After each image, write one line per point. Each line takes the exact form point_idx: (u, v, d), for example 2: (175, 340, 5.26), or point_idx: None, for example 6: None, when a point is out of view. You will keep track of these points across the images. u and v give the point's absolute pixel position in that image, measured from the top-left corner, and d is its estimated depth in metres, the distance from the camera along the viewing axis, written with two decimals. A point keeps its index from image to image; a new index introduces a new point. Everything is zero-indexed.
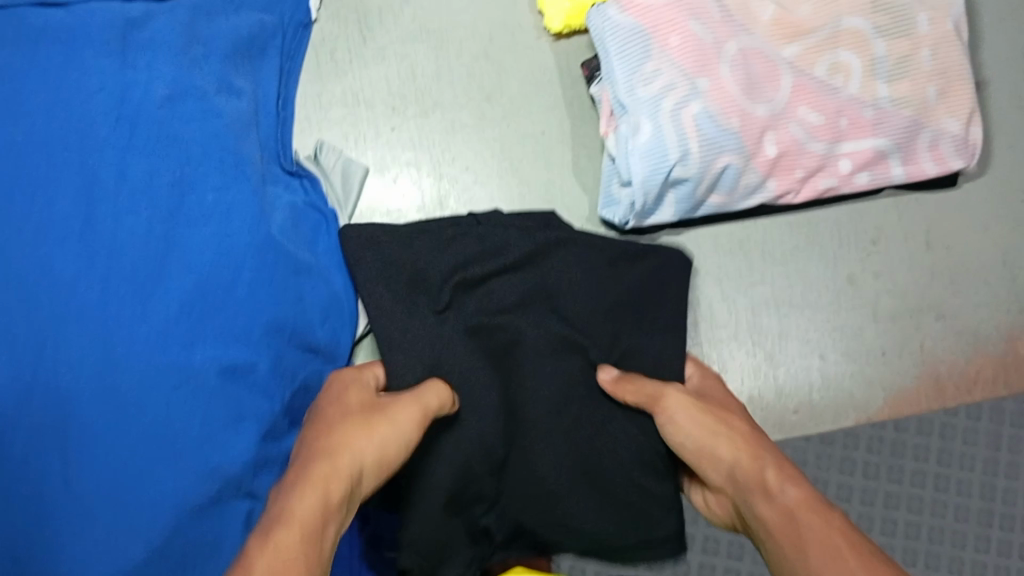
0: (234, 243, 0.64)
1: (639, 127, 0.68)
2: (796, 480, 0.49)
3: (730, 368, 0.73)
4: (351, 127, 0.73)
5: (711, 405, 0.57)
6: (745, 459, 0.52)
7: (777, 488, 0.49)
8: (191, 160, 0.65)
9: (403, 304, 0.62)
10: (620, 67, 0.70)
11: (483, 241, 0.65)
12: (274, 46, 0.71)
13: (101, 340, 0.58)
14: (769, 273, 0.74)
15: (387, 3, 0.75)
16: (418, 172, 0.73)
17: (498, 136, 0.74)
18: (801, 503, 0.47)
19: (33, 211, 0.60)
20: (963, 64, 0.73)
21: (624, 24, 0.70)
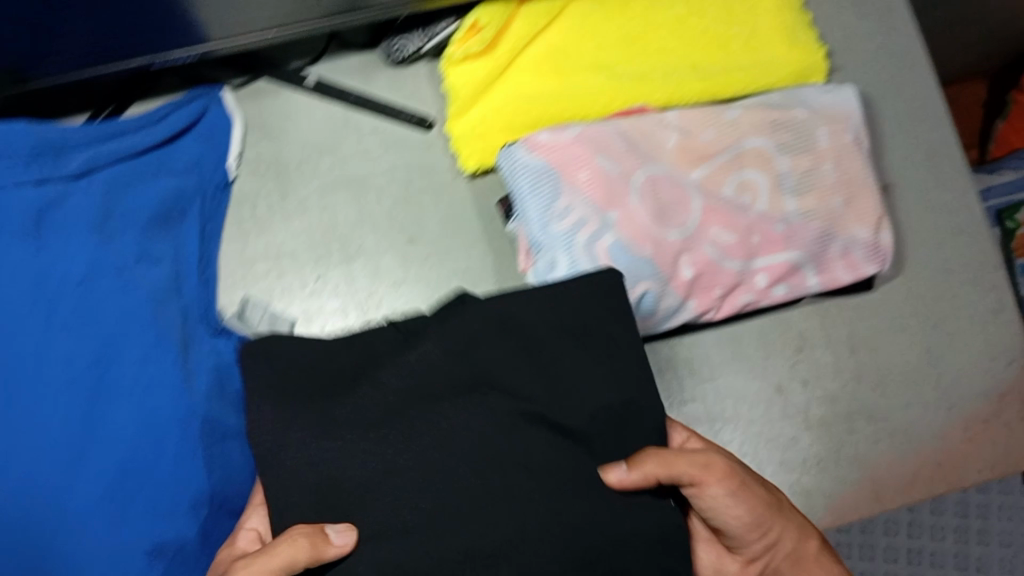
0: (157, 418, 0.66)
1: (556, 263, 0.70)
2: (809, 535, 0.64)
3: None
4: (276, 281, 0.73)
5: (740, 469, 0.60)
6: (779, 527, 0.62)
7: (806, 561, 0.63)
8: (109, 337, 0.67)
9: (301, 409, 0.51)
10: (533, 205, 0.71)
11: (417, 360, 0.53)
12: (194, 209, 0.73)
13: (26, 524, 0.63)
14: (700, 390, 0.75)
15: (306, 155, 0.76)
16: (345, 320, 0.74)
17: (423, 277, 0.75)
18: (811, 552, 0.64)
19: None
20: (864, 174, 0.75)
21: (533, 164, 0.71)
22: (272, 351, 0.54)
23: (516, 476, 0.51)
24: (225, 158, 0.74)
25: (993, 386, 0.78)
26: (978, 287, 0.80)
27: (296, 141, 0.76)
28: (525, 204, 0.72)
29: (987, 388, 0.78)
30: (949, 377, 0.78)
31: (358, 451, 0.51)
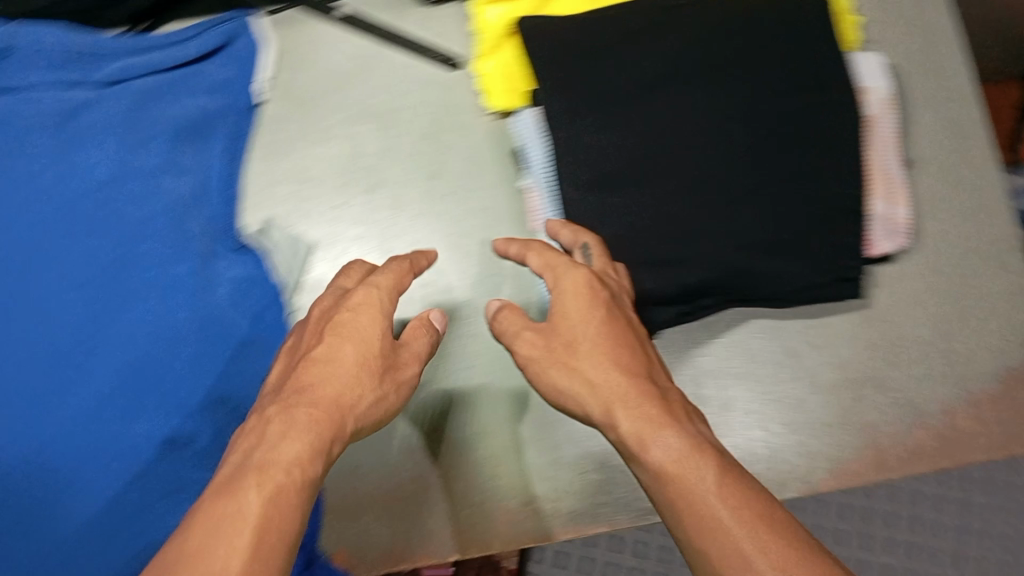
0: (171, 321, 0.68)
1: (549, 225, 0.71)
2: (657, 431, 0.50)
3: (586, 473, 0.71)
4: (296, 204, 0.74)
5: (561, 329, 0.57)
6: (599, 396, 0.54)
7: (647, 445, 0.50)
8: (127, 238, 0.70)
9: (583, 52, 0.72)
10: (536, 159, 0.72)
11: (661, 60, 0.72)
12: (221, 127, 0.74)
13: (33, 406, 0.65)
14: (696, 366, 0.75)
15: (327, 88, 0.77)
16: (364, 248, 0.74)
17: (442, 213, 0.75)
18: (667, 457, 0.49)
19: None
20: (879, 147, 0.77)
21: (533, 126, 0.72)
22: (540, 24, 0.72)
23: (723, 140, 0.70)
24: (252, 81, 0.75)
25: (1005, 365, 0.77)
26: (1000, 268, 0.79)
27: (320, 73, 0.77)
28: (543, 153, 0.71)
29: (1000, 367, 0.77)
30: (961, 355, 0.77)
31: (617, 122, 0.70)
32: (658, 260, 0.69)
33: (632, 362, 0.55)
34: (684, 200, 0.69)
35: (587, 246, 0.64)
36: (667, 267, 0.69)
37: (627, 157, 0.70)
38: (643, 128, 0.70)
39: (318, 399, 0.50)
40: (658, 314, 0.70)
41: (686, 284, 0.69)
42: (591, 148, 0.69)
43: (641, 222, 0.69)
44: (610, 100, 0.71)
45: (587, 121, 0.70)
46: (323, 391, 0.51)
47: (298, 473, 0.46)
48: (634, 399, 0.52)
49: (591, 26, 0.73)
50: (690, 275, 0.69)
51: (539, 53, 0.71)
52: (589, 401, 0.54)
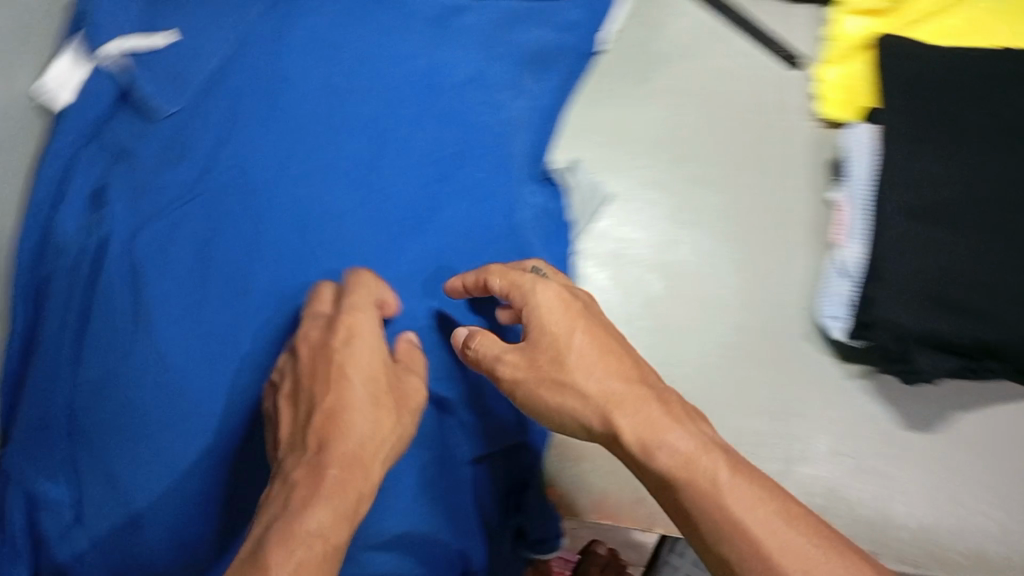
0: (488, 225, 0.66)
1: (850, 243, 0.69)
2: (663, 435, 0.48)
3: (811, 495, 0.70)
4: (608, 152, 0.76)
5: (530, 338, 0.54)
6: (581, 407, 0.51)
7: (654, 448, 0.48)
8: (468, 138, 0.67)
9: (942, 82, 0.70)
10: (862, 174, 0.70)
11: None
12: (562, 64, 0.75)
13: (349, 268, 0.61)
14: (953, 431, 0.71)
15: (672, 53, 0.80)
16: (656, 213, 0.75)
17: (741, 200, 0.75)
18: (679, 459, 0.47)
19: (309, 139, 0.63)
20: None
21: (866, 143, 0.71)
22: (902, 44, 0.72)
23: None
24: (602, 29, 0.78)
25: None
26: None
27: (667, 38, 0.80)
28: (868, 172, 0.70)
29: None
30: None
31: (955, 155, 0.67)
32: (948, 303, 0.64)
33: (570, 348, 0.52)
34: (996, 251, 0.65)
35: (537, 270, 0.58)
36: (954, 313, 0.64)
37: (952, 192, 0.66)
38: (977, 170, 0.67)
39: (336, 454, 0.48)
40: (926, 359, 0.65)
41: (965, 337, 0.64)
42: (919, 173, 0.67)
43: (945, 260, 0.65)
44: (957, 132, 0.68)
45: (920, 146, 0.68)
46: (351, 436, 0.49)
47: (340, 537, 0.45)
48: (633, 405, 0.50)
49: (961, 58, 0.70)
50: (977, 329, 0.64)
51: (887, 74, 0.71)
52: (591, 415, 0.51)
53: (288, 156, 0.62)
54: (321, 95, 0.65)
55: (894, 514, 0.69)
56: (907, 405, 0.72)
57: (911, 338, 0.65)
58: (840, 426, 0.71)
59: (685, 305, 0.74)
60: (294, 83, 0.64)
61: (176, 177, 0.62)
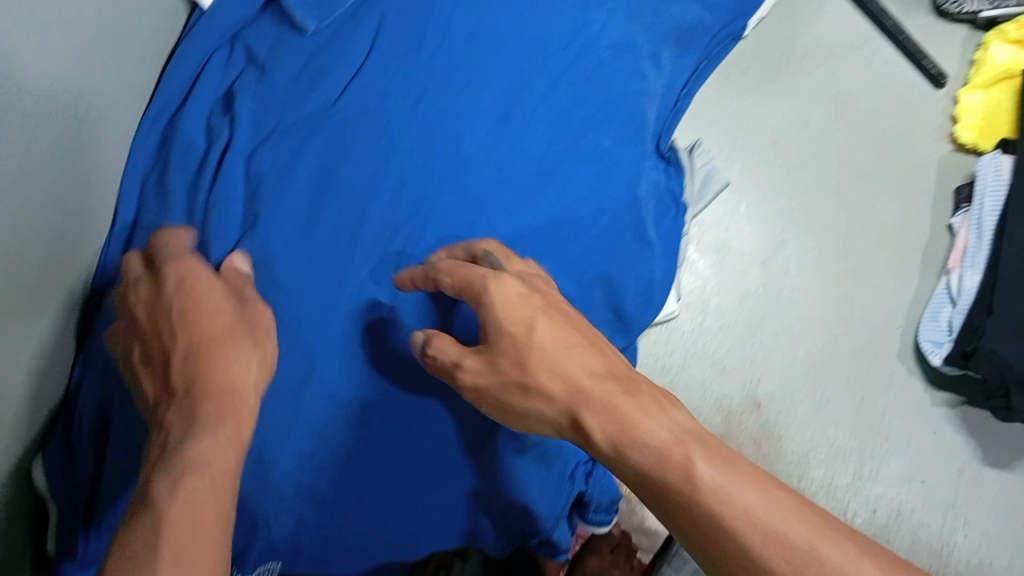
0: (610, 194, 0.62)
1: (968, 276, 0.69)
2: (629, 425, 0.37)
3: (875, 513, 0.69)
4: (730, 139, 0.77)
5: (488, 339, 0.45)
6: (551, 410, 0.40)
7: (625, 437, 0.37)
8: (606, 106, 0.63)
9: None
10: (989, 206, 0.70)
11: None
12: (700, 45, 0.72)
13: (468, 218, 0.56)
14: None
15: (815, 50, 0.79)
16: (769, 208, 0.75)
17: (856, 209, 0.75)
18: (654, 448, 0.36)
19: (467, 83, 0.58)
20: None
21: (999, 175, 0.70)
22: None
23: None
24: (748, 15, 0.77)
25: None
26: None
27: (812, 34, 0.79)
28: (992, 203, 0.70)
29: None
30: None
31: None
32: None
33: (523, 338, 0.42)
34: None
35: (489, 255, 0.48)
36: None
37: None
38: None
39: (211, 384, 0.37)
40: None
41: None
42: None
43: None
44: None
45: None
46: (210, 409, 0.36)
47: (229, 466, 0.35)
48: (600, 399, 0.39)
49: None
50: None
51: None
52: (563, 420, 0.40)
53: (427, 92, 0.57)
54: (468, 40, 0.59)
55: (956, 546, 0.69)
56: (987, 441, 0.71)
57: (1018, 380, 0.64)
58: (915, 450, 0.71)
59: (783, 304, 0.73)
60: (454, 20, 0.59)
61: (307, 96, 0.55)
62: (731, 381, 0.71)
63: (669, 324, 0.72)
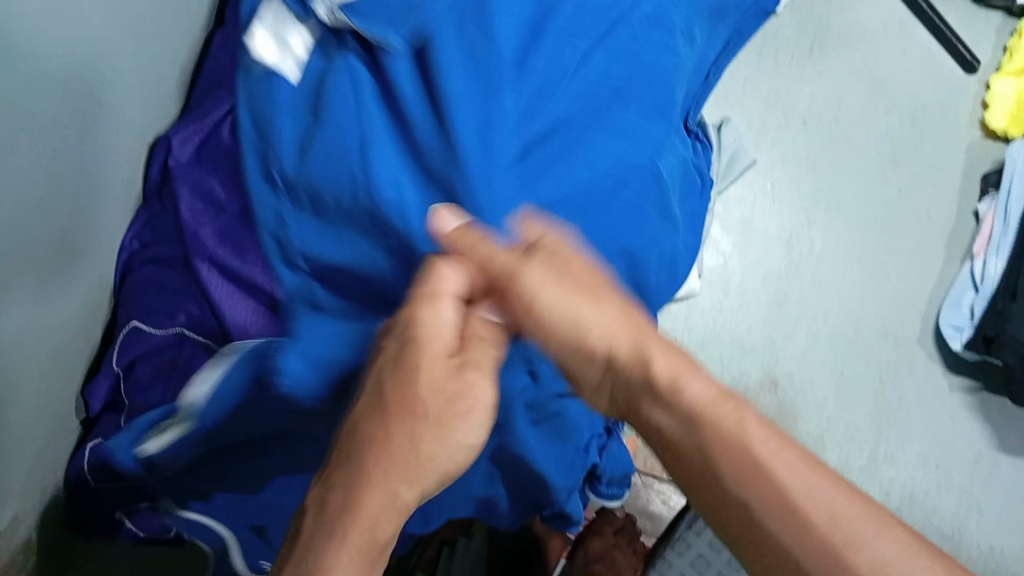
0: (641, 164, 0.57)
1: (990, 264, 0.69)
2: (687, 365, 0.35)
3: (889, 495, 0.69)
4: (758, 120, 0.77)
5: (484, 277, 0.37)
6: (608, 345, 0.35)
7: (678, 402, 0.34)
8: (639, 77, 0.58)
9: None
10: (1016, 193, 0.70)
11: None
12: (733, 21, 0.72)
13: None
14: None
15: (849, 34, 0.79)
16: (796, 188, 0.75)
17: (881, 193, 0.75)
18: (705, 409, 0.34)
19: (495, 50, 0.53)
20: None
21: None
22: None
23: None
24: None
25: None
26: None
27: (847, 18, 0.80)
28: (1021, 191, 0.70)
29: None
30: None
31: None
32: None
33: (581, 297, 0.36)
34: None
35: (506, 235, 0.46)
36: None
37: None
38: None
39: (363, 479, 0.34)
40: None
41: None
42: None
43: None
44: None
45: None
46: (375, 475, 0.34)
47: (377, 541, 0.34)
48: (642, 341, 0.36)
49: None
50: None
51: None
52: (661, 420, 0.35)
53: None
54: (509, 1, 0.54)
55: (970, 531, 0.69)
56: (1005, 426, 0.71)
57: None
58: (932, 433, 0.71)
59: (807, 286, 0.73)
60: None
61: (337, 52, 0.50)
62: (749, 360, 0.71)
63: (689, 301, 0.73)
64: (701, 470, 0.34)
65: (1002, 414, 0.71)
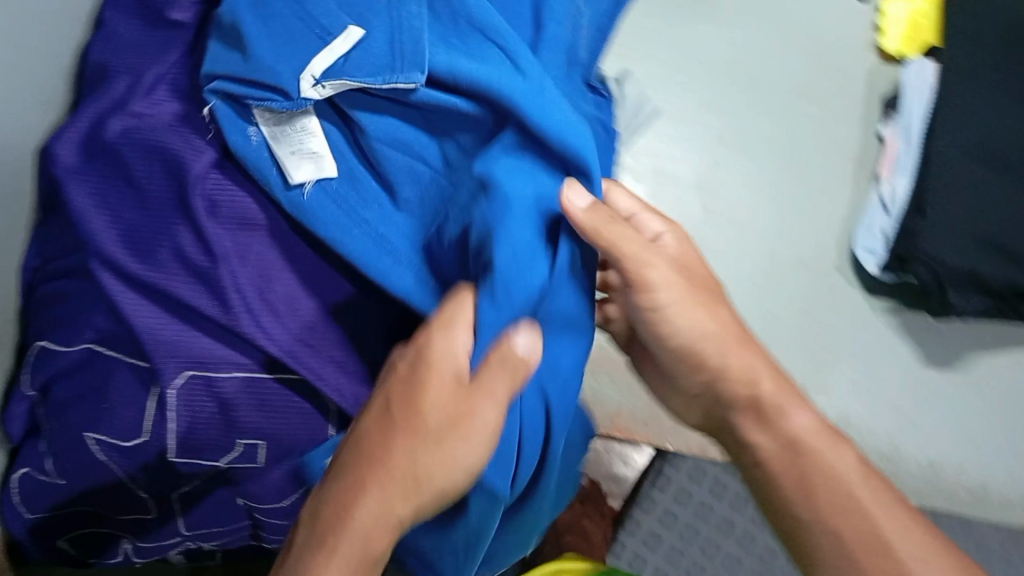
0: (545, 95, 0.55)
1: (897, 185, 0.70)
2: (800, 403, 0.50)
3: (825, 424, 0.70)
4: (658, 68, 0.77)
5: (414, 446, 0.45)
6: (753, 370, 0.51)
7: (785, 418, 0.49)
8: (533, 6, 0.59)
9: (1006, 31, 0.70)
10: (916, 113, 0.71)
11: None
12: None
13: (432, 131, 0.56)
14: (976, 370, 0.72)
15: None
16: (702, 132, 0.75)
17: (787, 128, 0.75)
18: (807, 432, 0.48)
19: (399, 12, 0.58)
20: None
21: (922, 83, 0.71)
22: None
23: None
24: None
25: None
26: None
27: None
28: (924, 112, 0.70)
29: None
30: None
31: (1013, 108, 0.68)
32: (996, 244, 0.65)
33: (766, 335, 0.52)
34: None
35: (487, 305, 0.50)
36: (1002, 258, 0.65)
37: (1006, 140, 0.68)
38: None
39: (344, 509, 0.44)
40: (967, 300, 0.66)
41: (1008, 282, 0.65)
42: (992, 126, 0.68)
43: (993, 206, 0.66)
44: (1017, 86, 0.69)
45: (980, 92, 0.69)
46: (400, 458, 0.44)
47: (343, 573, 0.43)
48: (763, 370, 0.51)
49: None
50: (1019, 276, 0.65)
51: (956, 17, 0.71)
52: (763, 438, 0.49)
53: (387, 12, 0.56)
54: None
55: (906, 449, 0.71)
56: (929, 341, 0.72)
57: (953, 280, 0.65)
58: (861, 359, 0.72)
59: (723, 228, 0.73)
60: None
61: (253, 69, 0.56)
62: None
63: None
64: (801, 497, 0.46)
65: (925, 330, 0.73)
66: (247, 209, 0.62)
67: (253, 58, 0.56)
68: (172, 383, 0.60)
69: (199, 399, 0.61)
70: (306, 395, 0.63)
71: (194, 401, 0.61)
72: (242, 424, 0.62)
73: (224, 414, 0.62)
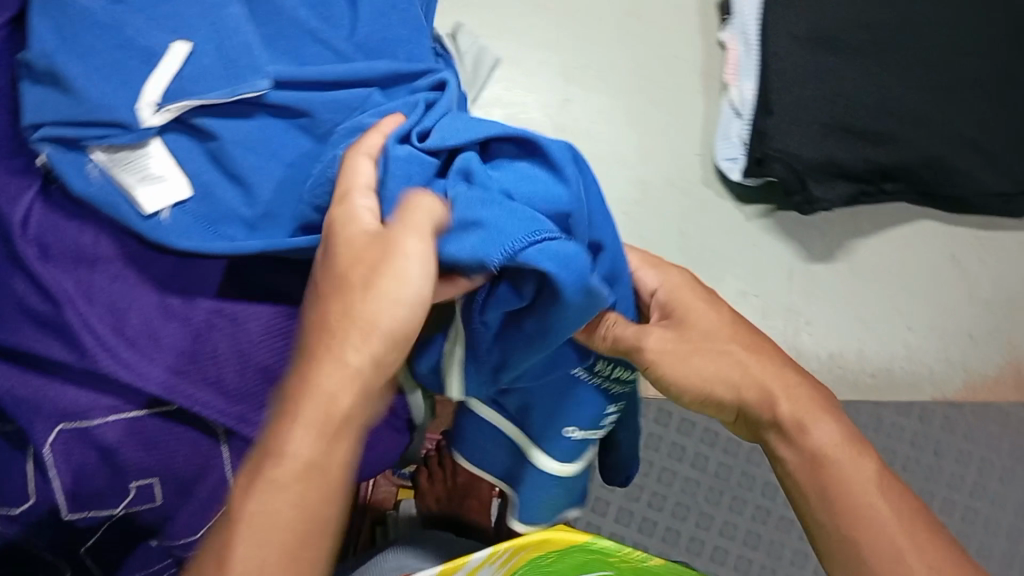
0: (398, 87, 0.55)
1: (741, 89, 0.70)
2: (818, 416, 0.50)
3: None
4: (488, 15, 0.74)
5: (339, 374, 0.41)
6: (750, 392, 0.51)
7: (806, 427, 0.49)
8: None
9: None
10: (748, 13, 0.71)
11: None
12: None
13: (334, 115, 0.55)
14: (856, 255, 0.74)
15: None
16: (545, 71, 0.73)
17: (629, 51, 0.74)
18: (830, 445, 0.49)
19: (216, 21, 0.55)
20: None
21: None
22: None
23: (933, 33, 0.69)
24: None
25: None
26: None
27: None
28: (755, 8, 0.71)
29: None
30: None
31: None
32: (849, 126, 0.67)
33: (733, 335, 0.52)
34: (888, 79, 0.68)
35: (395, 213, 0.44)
36: (856, 138, 0.67)
37: (839, 23, 0.68)
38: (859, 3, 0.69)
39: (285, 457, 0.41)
40: (830, 187, 0.67)
41: (866, 160, 0.67)
42: (846, 11, 0.69)
43: (840, 89, 0.67)
44: None
45: None
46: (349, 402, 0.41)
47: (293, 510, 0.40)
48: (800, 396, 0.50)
49: None
50: (875, 153, 0.67)
51: None
52: (786, 452, 0.50)
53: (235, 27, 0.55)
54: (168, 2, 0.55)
55: (805, 345, 0.71)
56: (806, 232, 0.73)
57: (817, 171, 0.66)
58: (747, 266, 0.72)
59: (586, 165, 0.72)
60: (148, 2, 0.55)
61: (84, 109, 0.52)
62: None
63: None
64: (815, 500, 0.48)
65: (797, 223, 0.73)
66: (84, 246, 0.58)
67: (83, 97, 0.52)
68: (46, 442, 0.57)
69: (80, 452, 0.58)
70: (191, 423, 0.60)
71: (75, 454, 0.58)
72: (131, 469, 0.59)
73: (109, 463, 0.58)
